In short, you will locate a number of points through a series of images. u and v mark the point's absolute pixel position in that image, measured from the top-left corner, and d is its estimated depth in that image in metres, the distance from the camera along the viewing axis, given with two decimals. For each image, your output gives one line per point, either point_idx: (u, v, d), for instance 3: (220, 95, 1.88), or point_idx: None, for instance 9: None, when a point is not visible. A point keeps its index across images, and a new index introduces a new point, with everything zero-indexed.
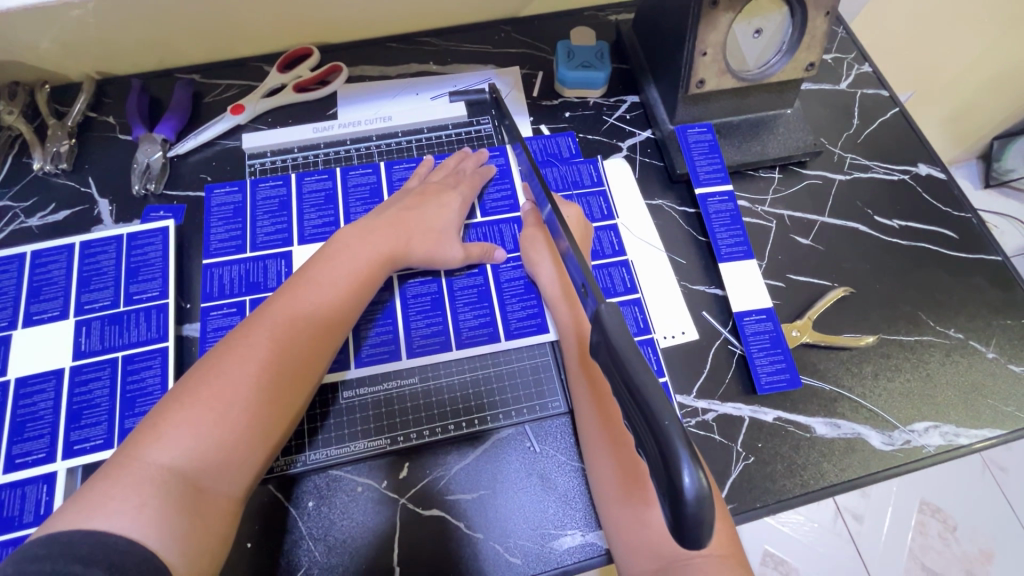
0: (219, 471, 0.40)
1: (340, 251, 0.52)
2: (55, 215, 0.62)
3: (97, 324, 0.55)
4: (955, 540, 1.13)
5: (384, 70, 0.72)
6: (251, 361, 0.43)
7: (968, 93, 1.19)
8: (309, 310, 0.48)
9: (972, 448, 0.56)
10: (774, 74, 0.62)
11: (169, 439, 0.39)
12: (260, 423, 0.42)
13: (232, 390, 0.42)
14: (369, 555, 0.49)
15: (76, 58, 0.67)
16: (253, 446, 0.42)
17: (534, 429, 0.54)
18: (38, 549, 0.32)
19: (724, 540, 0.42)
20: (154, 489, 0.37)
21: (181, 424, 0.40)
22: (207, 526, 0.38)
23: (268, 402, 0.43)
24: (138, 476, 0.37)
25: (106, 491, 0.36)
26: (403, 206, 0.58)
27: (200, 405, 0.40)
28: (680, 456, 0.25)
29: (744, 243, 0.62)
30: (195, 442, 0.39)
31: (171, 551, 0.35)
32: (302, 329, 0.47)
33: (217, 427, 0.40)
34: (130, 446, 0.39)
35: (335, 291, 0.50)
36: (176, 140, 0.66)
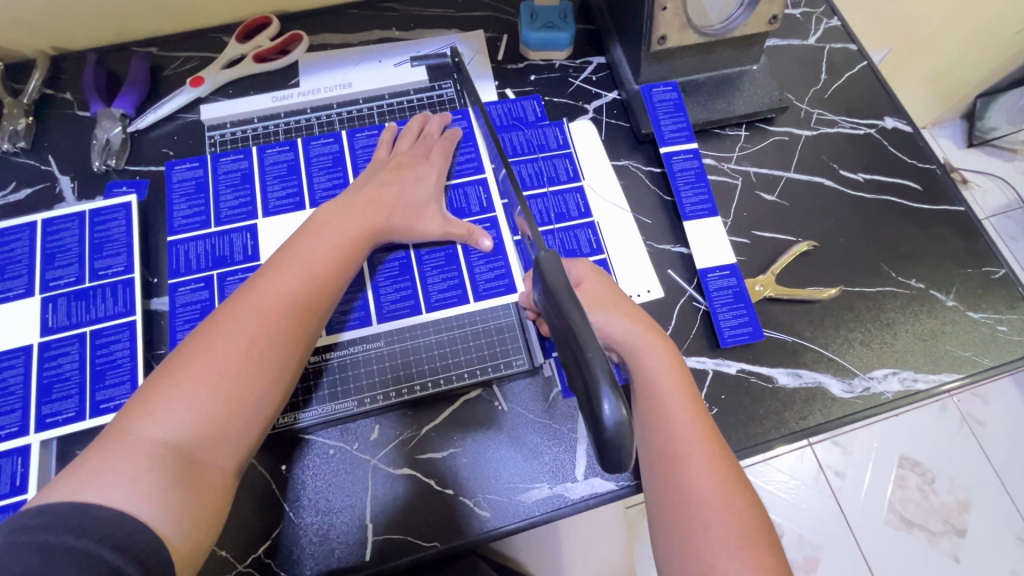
0: (215, 445, 0.40)
1: (323, 227, 0.51)
2: (16, 194, 0.62)
3: (63, 300, 0.55)
4: (933, 492, 1.16)
5: (345, 38, 0.71)
6: (240, 335, 0.43)
7: (949, 50, 1.18)
8: (298, 283, 0.47)
9: (930, 393, 0.57)
10: (736, 28, 0.61)
11: (162, 413, 0.39)
12: (254, 398, 0.42)
13: (223, 364, 0.41)
14: (343, 513, 0.51)
15: (28, 34, 0.65)
16: (248, 420, 0.41)
17: (501, 388, 0.55)
18: (29, 519, 0.32)
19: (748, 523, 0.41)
20: (149, 462, 0.37)
21: (173, 399, 0.39)
22: (205, 499, 0.38)
23: (261, 376, 0.42)
24: (133, 451, 0.37)
25: (100, 465, 0.36)
26: (380, 180, 0.57)
27: (192, 380, 0.40)
28: (602, 388, 0.31)
29: (708, 201, 0.63)
30: (189, 416, 0.39)
31: (166, 523, 0.36)
32: (293, 302, 0.46)
33: (210, 401, 0.40)
34: (120, 422, 0.39)
35: (320, 265, 0.49)
36: (135, 115, 0.65)
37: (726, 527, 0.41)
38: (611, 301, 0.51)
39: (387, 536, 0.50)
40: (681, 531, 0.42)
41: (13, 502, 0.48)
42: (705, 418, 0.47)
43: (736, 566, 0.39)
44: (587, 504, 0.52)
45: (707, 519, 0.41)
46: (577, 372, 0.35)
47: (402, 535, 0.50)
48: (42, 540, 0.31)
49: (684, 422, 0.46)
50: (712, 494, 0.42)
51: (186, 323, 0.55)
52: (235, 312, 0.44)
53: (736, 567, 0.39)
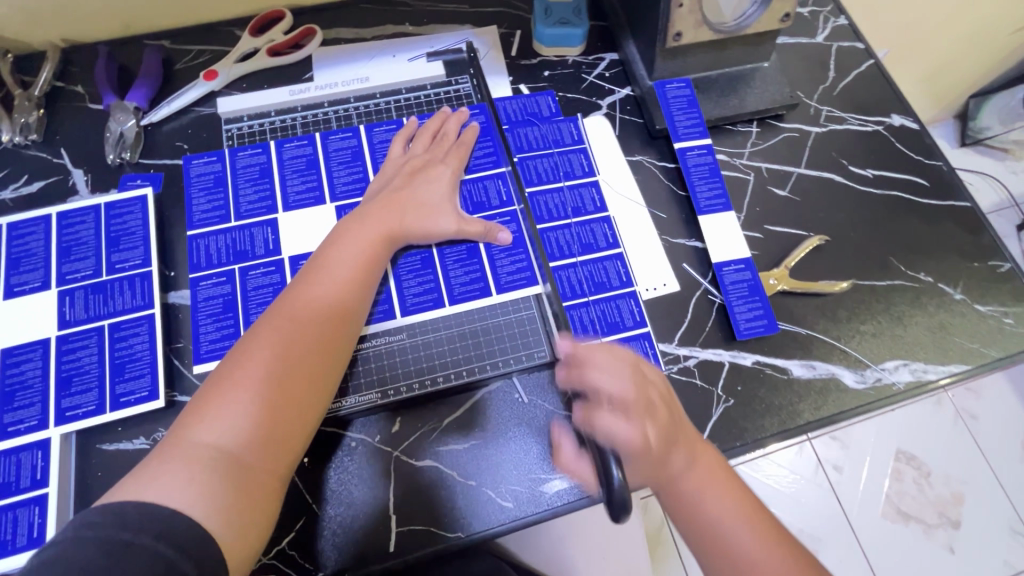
0: (262, 449, 0.41)
1: (344, 236, 0.53)
2: (29, 187, 0.61)
3: (80, 293, 0.55)
4: (930, 485, 1.18)
5: (359, 32, 0.71)
6: (280, 341, 0.45)
7: (944, 51, 1.20)
8: (330, 290, 0.49)
9: (940, 384, 0.59)
10: (750, 25, 0.62)
11: (213, 418, 0.41)
12: (297, 400, 0.44)
13: (262, 372, 0.43)
14: (366, 506, 0.51)
15: (39, 25, 0.65)
16: (292, 423, 0.43)
17: (521, 381, 0.56)
18: (95, 517, 0.33)
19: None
20: (201, 465, 0.39)
21: (221, 407, 0.41)
22: (253, 500, 0.40)
23: (303, 379, 0.45)
24: (189, 454, 0.39)
25: (158, 468, 0.38)
26: (394, 185, 0.58)
27: (239, 386, 0.42)
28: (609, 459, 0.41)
29: (722, 196, 0.64)
30: (238, 419, 0.41)
31: (215, 522, 0.37)
32: (326, 309, 0.48)
33: (255, 408, 0.42)
34: (176, 430, 0.41)
35: (345, 275, 0.51)
36: (149, 108, 0.65)
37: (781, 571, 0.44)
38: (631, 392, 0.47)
39: (410, 526, 0.51)
40: None
41: (34, 495, 0.48)
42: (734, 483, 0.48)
43: None
44: None
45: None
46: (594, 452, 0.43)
47: (424, 526, 0.51)
48: (105, 535, 0.32)
49: (707, 478, 0.47)
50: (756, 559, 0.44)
51: (207, 318, 0.55)
52: (269, 325, 0.46)
53: None
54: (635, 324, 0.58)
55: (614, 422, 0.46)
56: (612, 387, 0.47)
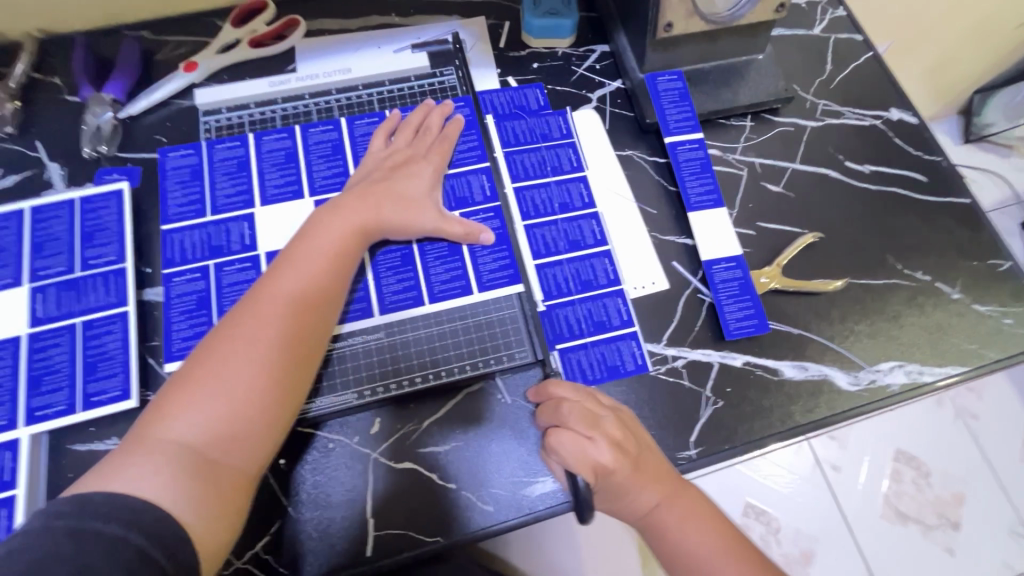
0: (231, 443, 0.41)
1: (320, 227, 0.51)
2: (3, 181, 0.60)
3: (53, 290, 0.54)
4: (929, 486, 1.17)
5: (343, 23, 0.69)
6: (250, 341, 0.44)
7: (948, 44, 1.17)
8: (304, 286, 0.48)
9: (936, 386, 0.57)
10: (742, 17, 0.60)
11: (180, 414, 0.40)
12: (264, 403, 0.43)
13: (229, 368, 0.42)
14: (343, 509, 0.50)
15: (14, 15, 0.63)
16: (260, 420, 0.42)
17: (502, 382, 0.54)
18: (65, 506, 0.34)
19: None
20: (169, 458, 0.39)
21: (188, 402, 0.41)
22: (224, 493, 0.40)
23: (271, 380, 0.43)
24: (158, 448, 0.39)
25: (125, 461, 0.38)
26: (373, 179, 0.56)
27: (207, 384, 0.42)
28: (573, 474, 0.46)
29: (714, 191, 0.62)
30: (205, 418, 0.41)
31: (185, 511, 0.37)
32: (298, 308, 0.46)
33: (221, 404, 0.41)
34: (144, 423, 0.41)
35: (318, 266, 0.49)
36: (127, 100, 0.63)
37: None
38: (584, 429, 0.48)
39: (387, 530, 0.49)
40: None
41: (1, 497, 0.47)
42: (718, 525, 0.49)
43: None
44: None
45: None
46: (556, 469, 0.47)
47: (402, 530, 0.50)
48: (73, 524, 0.33)
49: (683, 524, 0.48)
50: None
51: (181, 315, 0.53)
52: (238, 318, 0.45)
53: None
54: (621, 323, 0.57)
55: (575, 453, 0.47)
56: (573, 421, 0.48)
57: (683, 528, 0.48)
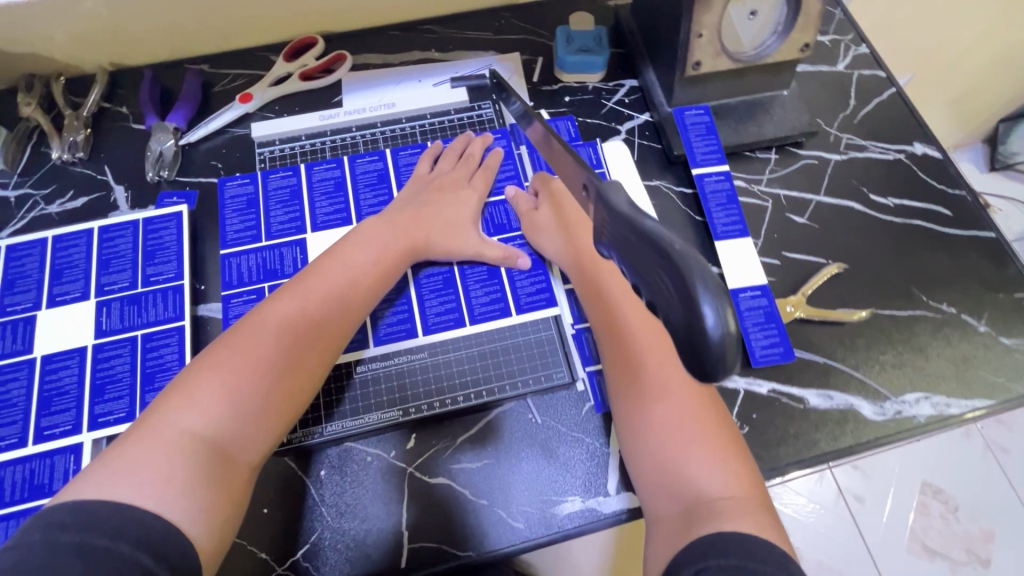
0: (244, 442, 0.44)
1: (360, 242, 0.55)
2: (73, 202, 0.65)
3: (116, 304, 0.58)
4: (957, 520, 1.14)
5: (387, 58, 0.74)
6: (280, 337, 0.47)
7: (972, 76, 1.19)
8: (336, 289, 0.51)
9: (963, 418, 0.57)
10: (769, 55, 0.63)
11: (200, 408, 0.42)
12: (282, 397, 0.46)
13: (254, 364, 0.45)
14: (378, 521, 0.52)
15: (90, 50, 0.69)
16: (274, 419, 0.45)
17: (536, 402, 0.56)
18: (68, 518, 0.35)
19: (746, 482, 0.44)
20: (185, 456, 0.40)
21: (211, 396, 0.43)
22: (229, 494, 0.42)
23: (291, 376, 0.47)
24: (171, 443, 0.40)
25: (140, 455, 0.39)
26: (422, 202, 0.60)
27: (230, 372, 0.44)
28: (701, 295, 0.25)
29: (740, 222, 0.64)
30: (225, 407, 0.43)
31: (194, 521, 0.38)
32: (326, 308, 0.50)
33: (245, 400, 0.44)
34: (158, 413, 0.42)
35: (348, 278, 0.53)
36: (187, 129, 0.68)
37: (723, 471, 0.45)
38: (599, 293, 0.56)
39: (421, 544, 0.51)
40: (660, 467, 0.47)
41: None
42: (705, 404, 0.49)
43: (718, 488, 0.44)
44: (619, 518, 0.52)
45: (682, 458, 0.46)
46: (660, 281, 0.28)
47: (434, 544, 0.51)
48: (81, 540, 0.34)
49: (654, 367, 0.50)
50: (685, 434, 0.47)
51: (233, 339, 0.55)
52: (268, 318, 0.48)
53: (716, 485, 0.44)
54: None
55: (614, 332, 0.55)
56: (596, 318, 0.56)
57: (673, 424, 0.47)
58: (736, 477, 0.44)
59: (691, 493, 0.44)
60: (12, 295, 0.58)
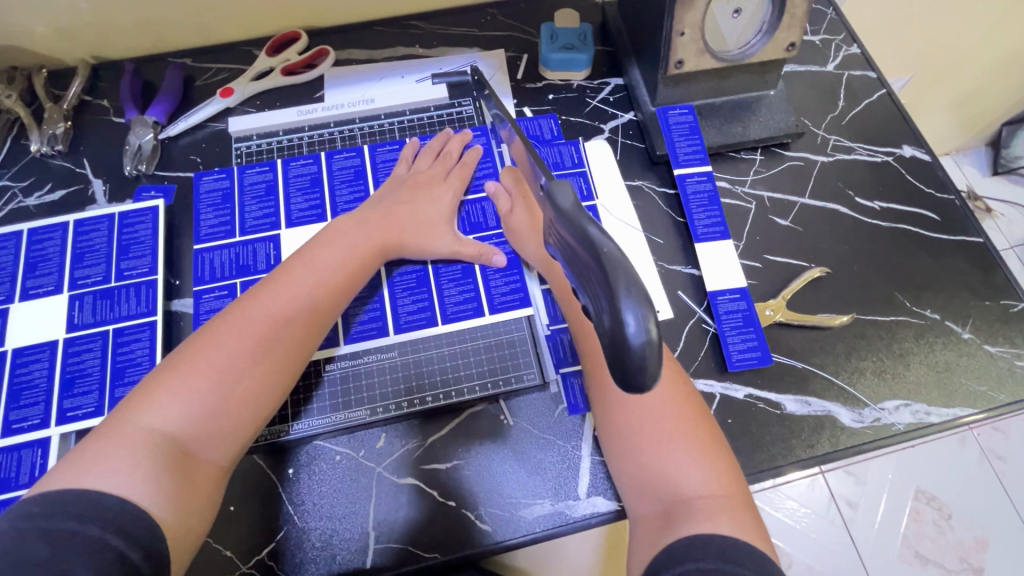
0: (208, 440, 0.43)
1: (333, 241, 0.54)
2: (51, 195, 0.64)
3: (89, 298, 0.57)
4: (950, 527, 1.13)
5: (370, 54, 0.73)
6: (243, 339, 0.46)
7: (974, 77, 1.17)
8: (306, 289, 0.50)
9: (943, 427, 0.56)
10: (754, 54, 0.62)
11: (162, 405, 0.41)
12: (248, 396, 0.45)
13: (218, 363, 0.44)
14: (346, 520, 0.51)
15: (71, 43, 0.69)
16: (239, 420, 0.44)
17: (507, 403, 0.56)
18: (35, 507, 0.35)
19: (725, 480, 0.43)
20: (147, 450, 0.39)
21: (174, 394, 0.42)
22: (195, 487, 0.41)
23: (258, 378, 0.45)
24: (134, 438, 0.40)
25: (102, 450, 0.39)
26: (397, 200, 0.59)
27: (193, 372, 0.43)
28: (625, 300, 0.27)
29: (721, 224, 0.63)
30: (188, 406, 0.42)
31: (160, 507, 0.38)
32: (296, 308, 0.49)
33: (209, 398, 0.43)
34: (121, 412, 0.41)
35: (320, 277, 0.51)
36: (167, 123, 0.68)
37: (700, 466, 0.44)
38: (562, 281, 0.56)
39: (388, 544, 0.51)
40: (638, 465, 0.45)
41: None
42: (685, 399, 0.47)
43: (695, 482, 0.43)
44: (589, 522, 0.52)
45: (659, 453, 0.45)
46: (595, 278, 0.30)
47: (401, 545, 0.51)
48: (47, 525, 0.34)
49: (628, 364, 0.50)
50: (663, 426, 0.46)
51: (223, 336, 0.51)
52: (232, 318, 0.47)
53: (693, 479, 0.43)
54: None
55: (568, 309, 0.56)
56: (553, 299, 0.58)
57: (650, 419, 0.46)
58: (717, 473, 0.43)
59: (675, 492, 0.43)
60: None
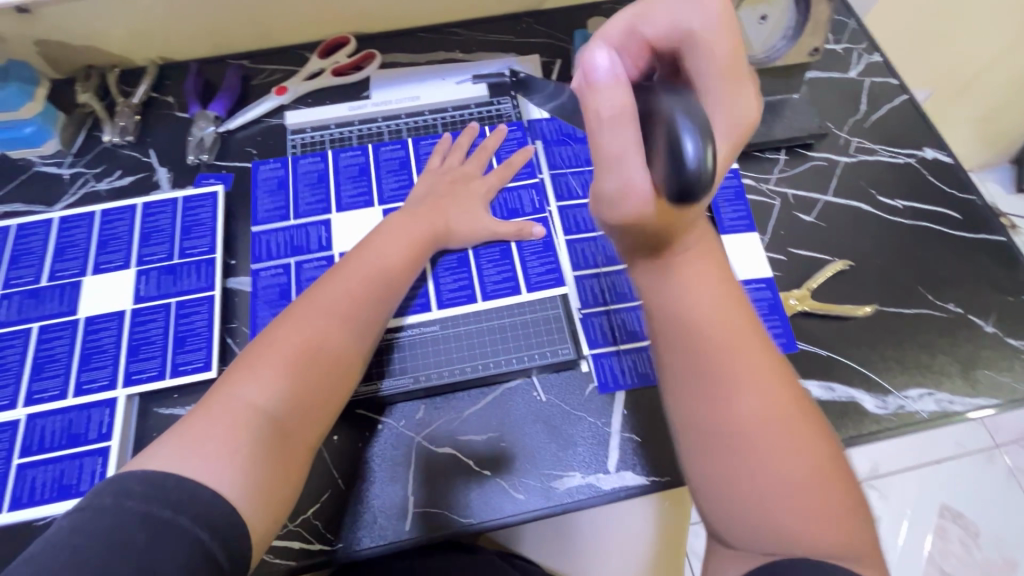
0: (298, 421, 0.45)
1: (393, 230, 0.59)
2: (121, 180, 0.70)
3: (154, 273, 0.62)
4: (977, 547, 1.13)
5: (414, 58, 0.78)
6: (330, 314, 0.50)
7: (996, 94, 1.18)
8: (374, 274, 0.55)
9: (967, 416, 0.57)
10: (779, 57, 0.66)
11: (257, 385, 0.44)
12: (336, 367, 0.49)
13: (304, 342, 0.48)
14: (385, 486, 0.54)
15: (143, 45, 0.75)
16: (323, 399, 0.47)
17: (541, 379, 0.59)
18: (137, 486, 0.36)
19: (847, 531, 0.36)
20: (245, 433, 0.42)
21: (268, 374, 0.45)
22: (284, 471, 0.43)
23: (338, 356, 0.49)
24: (231, 415, 0.42)
25: (205, 430, 0.41)
26: (438, 192, 0.63)
27: (286, 353, 0.47)
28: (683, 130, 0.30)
29: (746, 217, 0.66)
30: (281, 383, 0.45)
31: (249, 497, 0.40)
32: (367, 289, 0.53)
33: (296, 380, 0.46)
34: (219, 393, 0.44)
35: (387, 261, 0.56)
36: (226, 117, 0.73)
37: (803, 506, 0.36)
38: (719, 258, 0.43)
39: (427, 509, 0.53)
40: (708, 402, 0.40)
41: (99, 447, 0.54)
42: (789, 394, 0.40)
43: (786, 521, 0.36)
44: (617, 495, 0.54)
45: (750, 459, 0.38)
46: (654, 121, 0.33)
47: (438, 509, 0.53)
48: (147, 509, 0.35)
49: (700, 268, 0.42)
50: (769, 444, 0.38)
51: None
52: (316, 300, 0.51)
53: (792, 522, 0.36)
54: None
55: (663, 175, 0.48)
56: None
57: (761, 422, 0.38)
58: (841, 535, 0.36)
59: (764, 518, 0.37)
60: (62, 262, 0.63)
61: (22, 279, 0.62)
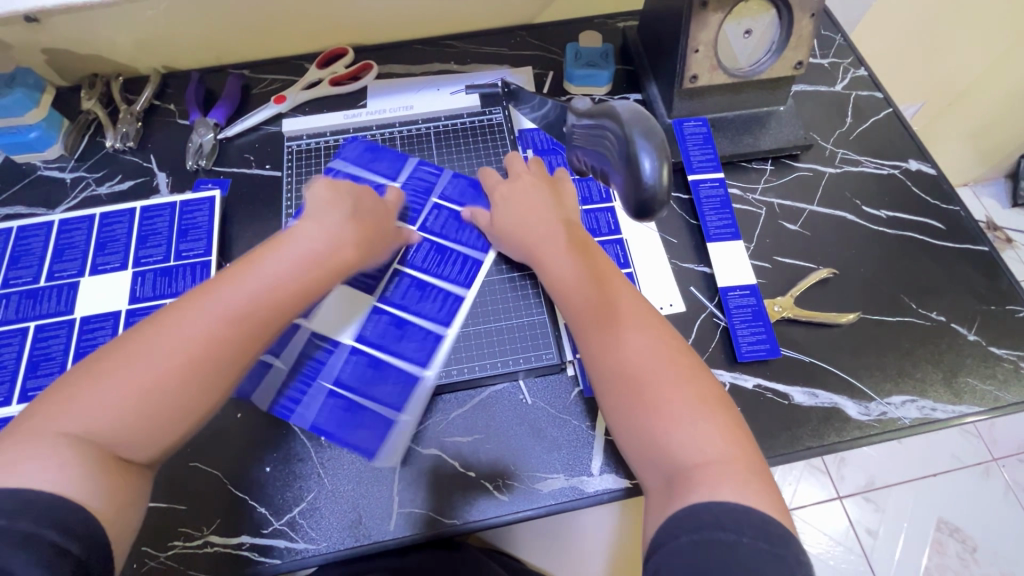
0: (134, 445, 0.39)
1: (295, 242, 0.50)
2: (120, 185, 0.72)
3: (150, 275, 0.63)
4: (976, 562, 1.12)
5: (409, 68, 0.80)
6: (191, 337, 0.42)
7: (988, 111, 1.20)
8: (259, 294, 0.46)
9: (949, 423, 0.58)
10: (762, 71, 0.67)
11: (89, 408, 0.38)
12: (189, 396, 0.41)
13: (150, 366, 0.40)
14: (370, 487, 0.55)
15: (147, 55, 0.78)
16: (164, 426, 0.40)
17: (526, 383, 0.59)
18: None
19: (729, 439, 0.40)
20: (67, 457, 0.36)
21: (100, 396, 0.39)
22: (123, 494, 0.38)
23: (191, 389, 0.41)
24: (52, 443, 0.37)
25: (21, 455, 0.36)
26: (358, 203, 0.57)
27: (125, 378, 0.40)
28: (642, 152, 0.46)
29: (732, 226, 0.67)
30: (112, 410, 0.39)
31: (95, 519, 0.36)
32: (250, 312, 0.45)
33: (136, 406, 0.39)
34: (42, 414, 0.38)
35: (281, 279, 0.47)
36: (225, 125, 0.75)
37: (695, 422, 0.41)
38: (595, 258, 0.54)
39: (412, 510, 0.54)
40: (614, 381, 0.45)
41: None
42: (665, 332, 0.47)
43: (687, 437, 0.40)
44: (600, 498, 0.54)
45: (647, 400, 0.43)
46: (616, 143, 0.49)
47: (423, 511, 0.54)
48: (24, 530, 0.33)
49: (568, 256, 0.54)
50: (647, 369, 0.44)
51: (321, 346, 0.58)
52: (184, 321, 0.43)
53: (684, 433, 0.41)
54: None
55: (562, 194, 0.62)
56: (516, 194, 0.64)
57: (644, 352, 0.45)
58: (728, 438, 0.40)
59: (657, 449, 0.41)
60: (61, 262, 0.64)
61: (21, 280, 0.63)
